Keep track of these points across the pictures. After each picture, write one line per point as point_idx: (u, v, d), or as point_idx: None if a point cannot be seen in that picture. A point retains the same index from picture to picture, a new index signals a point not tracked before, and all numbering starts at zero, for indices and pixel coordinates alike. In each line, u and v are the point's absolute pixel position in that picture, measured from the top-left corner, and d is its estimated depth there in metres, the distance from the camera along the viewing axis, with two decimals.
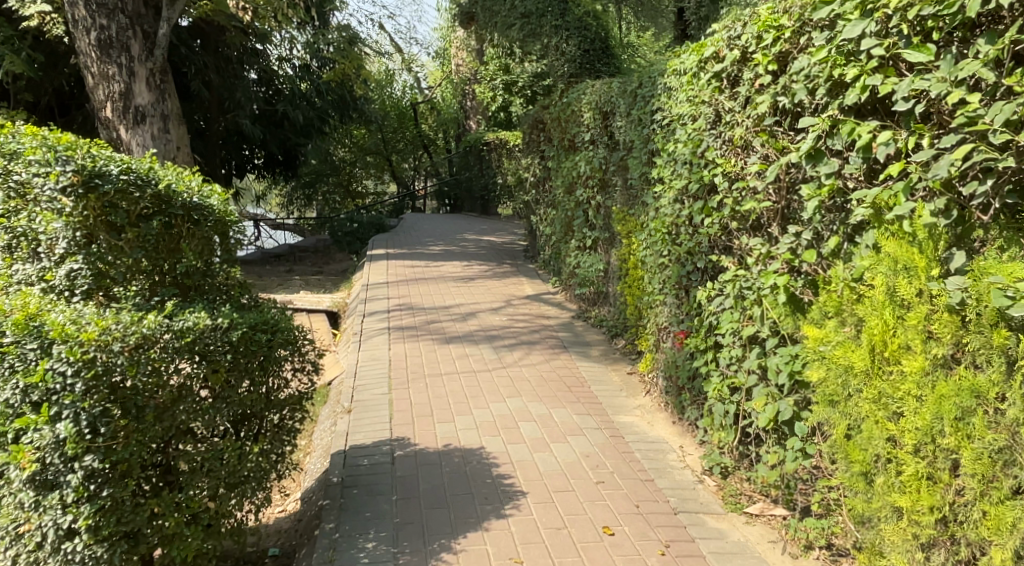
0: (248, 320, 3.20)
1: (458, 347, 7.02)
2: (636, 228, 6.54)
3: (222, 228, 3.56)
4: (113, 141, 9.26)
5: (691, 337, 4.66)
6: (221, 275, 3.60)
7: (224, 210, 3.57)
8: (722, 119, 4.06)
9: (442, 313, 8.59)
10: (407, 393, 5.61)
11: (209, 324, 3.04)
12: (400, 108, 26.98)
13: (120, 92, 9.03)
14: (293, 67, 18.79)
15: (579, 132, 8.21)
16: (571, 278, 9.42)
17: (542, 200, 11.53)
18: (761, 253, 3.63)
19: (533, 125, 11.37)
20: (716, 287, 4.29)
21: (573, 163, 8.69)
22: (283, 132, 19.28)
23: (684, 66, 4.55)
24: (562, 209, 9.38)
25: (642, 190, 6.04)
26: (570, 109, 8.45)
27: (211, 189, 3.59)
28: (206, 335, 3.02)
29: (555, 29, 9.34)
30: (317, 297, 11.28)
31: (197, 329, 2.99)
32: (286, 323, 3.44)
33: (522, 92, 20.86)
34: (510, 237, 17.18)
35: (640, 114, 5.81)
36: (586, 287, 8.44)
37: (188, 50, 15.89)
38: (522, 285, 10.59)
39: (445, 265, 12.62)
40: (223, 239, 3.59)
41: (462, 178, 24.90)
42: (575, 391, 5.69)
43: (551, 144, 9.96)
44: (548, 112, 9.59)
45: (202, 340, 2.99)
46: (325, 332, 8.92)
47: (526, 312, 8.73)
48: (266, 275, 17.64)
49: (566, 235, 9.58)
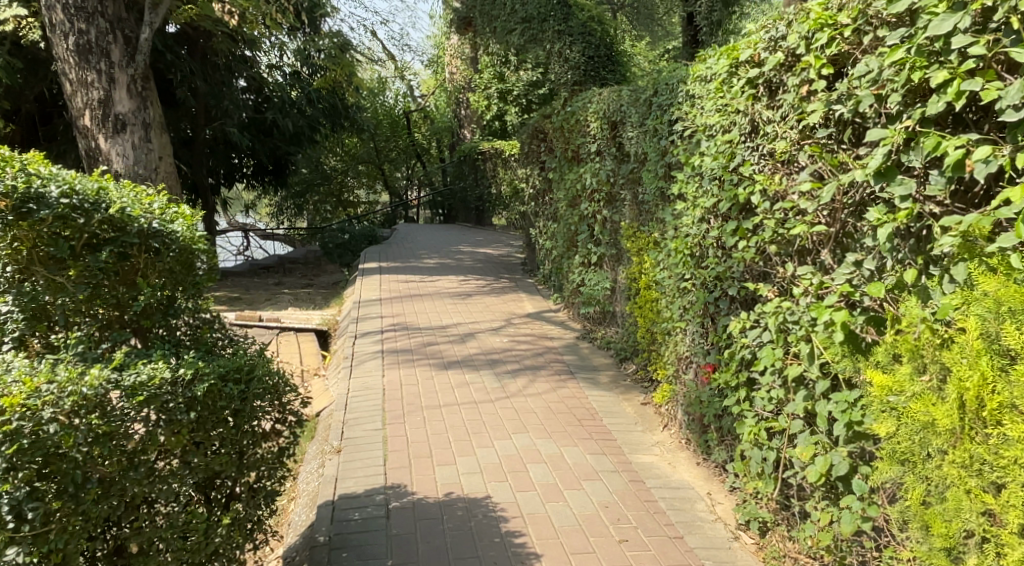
0: (216, 370, 2.80)
1: (456, 373, 6.54)
2: (650, 246, 6.08)
3: (189, 256, 3.15)
4: (90, 153, 8.04)
5: (719, 371, 4.20)
6: (186, 311, 3.17)
7: (190, 237, 3.14)
8: (760, 131, 3.62)
9: (439, 334, 8.09)
10: (403, 428, 5.12)
11: (167, 377, 2.65)
12: (393, 117, 26.48)
13: (98, 101, 7.84)
14: (283, 74, 18.35)
15: (585, 143, 7.78)
16: (575, 296, 8.97)
17: (542, 213, 11.09)
18: (813, 283, 3.16)
19: (532, 135, 10.92)
20: (750, 318, 3.83)
21: (577, 176, 8.24)
22: (273, 141, 18.81)
23: (712, 71, 4.12)
24: (565, 223, 8.94)
25: (658, 205, 5.58)
26: (575, 118, 8.00)
27: (174, 214, 3.17)
28: (164, 392, 2.62)
29: (558, 34, 8.92)
30: (307, 315, 10.78)
31: (153, 384, 2.60)
32: (263, 368, 3.04)
33: (517, 100, 20.74)
34: (506, 249, 16.72)
35: (656, 124, 5.37)
36: (591, 307, 7.99)
37: (175, 56, 15.55)
38: (521, 302, 10.12)
39: (440, 280, 12.12)
40: (189, 272, 3.16)
41: (456, 188, 24.44)
42: (586, 425, 5.22)
43: (553, 155, 9.52)
44: (550, 121, 9.14)
45: (158, 396, 2.60)
46: (313, 354, 8.41)
47: (527, 332, 8.26)
48: (255, 288, 17.11)
49: (569, 250, 9.13)
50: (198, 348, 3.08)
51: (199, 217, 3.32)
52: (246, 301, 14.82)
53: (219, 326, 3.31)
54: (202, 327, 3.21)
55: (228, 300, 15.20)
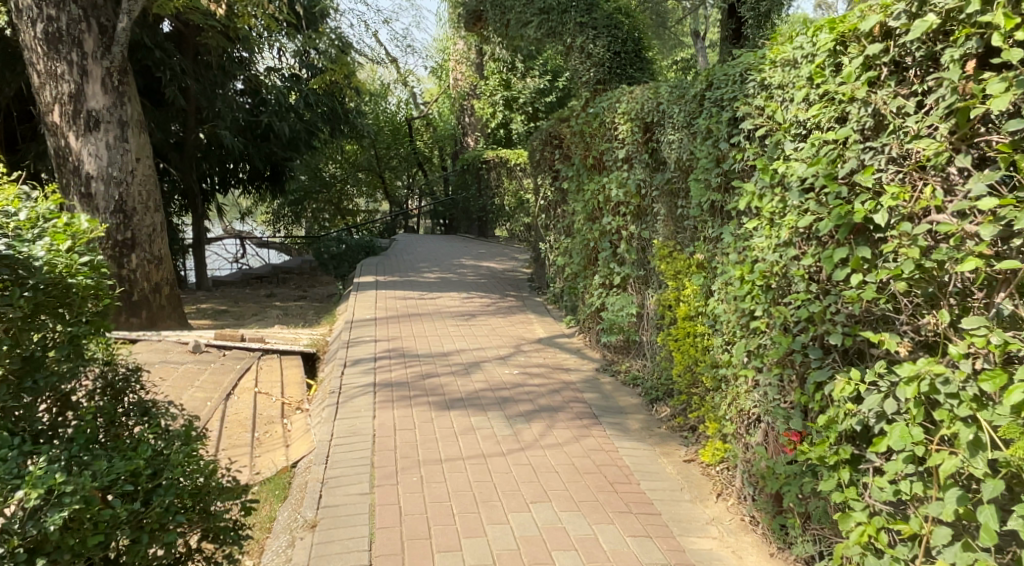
0: (100, 484, 2.45)
1: (459, 416, 5.58)
2: (695, 269, 5.09)
3: (69, 299, 2.82)
4: (63, 147, 10.17)
5: (810, 442, 3.23)
6: (66, 371, 2.80)
7: (65, 264, 2.79)
8: (885, 126, 2.71)
9: (440, 363, 7.11)
10: (395, 492, 4.15)
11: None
12: (395, 124, 25.50)
13: (68, 93, 9.94)
14: (281, 78, 17.40)
15: (608, 150, 6.83)
16: (594, 322, 7.97)
17: (554, 227, 10.10)
18: (991, 342, 2.20)
19: (544, 142, 9.95)
20: (862, 377, 2.87)
21: (600, 186, 7.25)
22: (268, 145, 17.93)
23: (806, 51, 3.18)
24: (582, 239, 7.97)
25: (712, 223, 4.61)
26: (601, 120, 6.98)
27: (43, 233, 2.84)
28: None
29: (580, 27, 7.97)
30: (295, 334, 9.83)
31: None
32: (173, 468, 2.78)
33: (523, 108, 21.20)
34: (512, 263, 15.73)
35: (710, 124, 4.40)
36: (614, 335, 7.00)
37: (164, 53, 14.83)
38: (531, 325, 9.15)
39: (441, 297, 11.12)
40: (76, 317, 2.86)
41: (458, 198, 23.32)
42: (622, 493, 4.24)
43: (570, 163, 8.54)
44: (568, 125, 8.20)
45: None
46: (296, 383, 7.45)
47: (540, 362, 7.27)
48: (244, 300, 16.16)
49: (586, 270, 8.14)
50: (80, 442, 2.69)
51: (81, 235, 2.99)
52: (232, 315, 13.86)
53: (136, 381, 3.18)
54: (109, 388, 3.07)
55: (213, 314, 14.26)
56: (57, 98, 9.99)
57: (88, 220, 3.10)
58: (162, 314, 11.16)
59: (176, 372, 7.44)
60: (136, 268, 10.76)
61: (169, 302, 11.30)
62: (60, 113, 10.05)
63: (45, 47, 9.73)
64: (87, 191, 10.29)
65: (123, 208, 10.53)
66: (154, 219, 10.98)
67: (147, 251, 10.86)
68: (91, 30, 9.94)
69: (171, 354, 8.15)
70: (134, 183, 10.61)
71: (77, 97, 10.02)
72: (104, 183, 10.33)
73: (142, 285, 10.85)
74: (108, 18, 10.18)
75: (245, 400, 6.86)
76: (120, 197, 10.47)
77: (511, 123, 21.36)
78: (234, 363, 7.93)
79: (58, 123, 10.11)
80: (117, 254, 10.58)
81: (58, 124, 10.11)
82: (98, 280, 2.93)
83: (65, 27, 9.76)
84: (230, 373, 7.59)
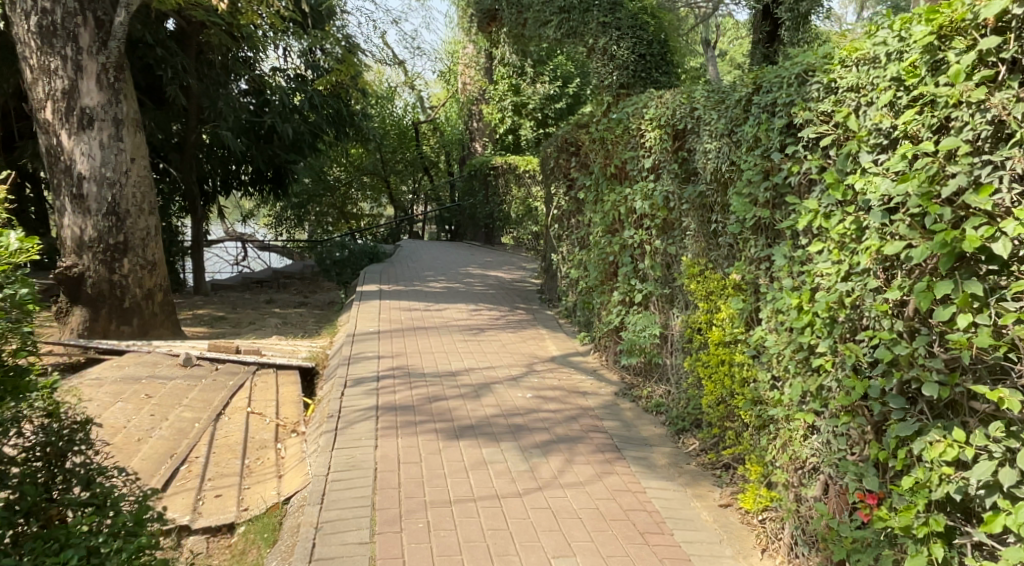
0: None
1: (469, 447, 5.11)
2: (732, 292, 4.63)
3: None
4: (56, 146, 9.80)
5: (890, 507, 2.76)
6: None
7: None
8: (1005, 131, 2.29)
9: (448, 385, 6.63)
10: (399, 542, 3.71)
11: None
12: (401, 128, 25.09)
13: (62, 89, 9.60)
14: (286, 79, 16.99)
15: (631, 159, 6.37)
16: (612, 341, 7.48)
17: (567, 238, 9.62)
18: None
19: (559, 149, 9.48)
20: (964, 437, 2.41)
21: (622, 197, 6.75)
22: (271, 147, 17.52)
23: (892, 45, 2.74)
24: (599, 253, 7.48)
25: (758, 242, 4.13)
26: (624, 126, 6.51)
27: None
28: None
29: (603, 27, 7.53)
30: (293, 347, 9.37)
31: None
32: None
33: (532, 114, 20.92)
34: (520, 273, 15.23)
35: (758, 131, 3.93)
36: (635, 357, 6.50)
37: (166, 50, 14.55)
38: (543, 341, 8.66)
39: (447, 309, 10.63)
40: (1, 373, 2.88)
41: (465, 205, 22.67)
42: (655, 547, 3.77)
43: (587, 171, 8.05)
44: (586, 131, 7.75)
45: None
46: (292, 403, 7.01)
47: (554, 385, 6.78)
48: (243, 307, 15.69)
49: (604, 285, 7.62)
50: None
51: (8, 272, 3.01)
52: (230, 323, 13.42)
53: (83, 438, 3.35)
54: (52, 448, 3.20)
55: (210, 321, 13.83)
56: (50, 94, 9.66)
57: (16, 240, 3.13)
58: (155, 322, 10.71)
59: (164, 389, 7.00)
60: (127, 273, 10.33)
61: (162, 309, 10.86)
62: (54, 110, 9.71)
63: (39, 40, 9.46)
64: (79, 191, 9.91)
65: (116, 210, 10.13)
66: (149, 222, 10.56)
67: (140, 256, 10.44)
68: (87, 24, 9.63)
69: (161, 369, 7.71)
70: (128, 184, 10.21)
71: (71, 94, 9.67)
72: (96, 184, 9.95)
73: (135, 291, 10.42)
74: (106, 12, 9.85)
75: (236, 421, 6.43)
76: (113, 199, 10.07)
77: (520, 130, 21.05)
78: (227, 380, 7.49)
79: (50, 120, 9.75)
80: (109, 258, 10.16)
81: (50, 121, 9.76)
82: (17, 320, 2.99)
83: (60, 21, 9.48)
84: (222, 391, 7.16)
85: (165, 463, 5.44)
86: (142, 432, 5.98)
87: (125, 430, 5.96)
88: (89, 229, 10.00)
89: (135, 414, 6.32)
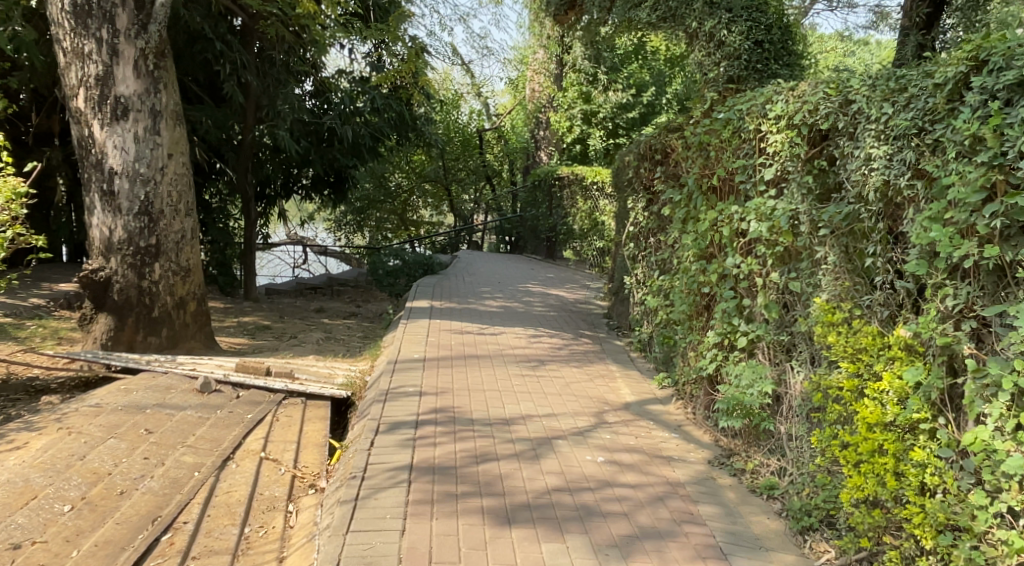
0: None
1: (523, 541, 3.89)
2: (902, 356, 3.42)
3: None
4: (87, 137, 8.94)
5: None
6: None
7: None
8: None
9: (501, 438, 5.41)
10: None
11: None
12: (465, 135, 24.12)
13: (96, 75, 8.76)
14: (350, 81, 15.91)
15: (739, 167, 5.01)
16: (710, 401, 5.95)
17: (645, 260, 8.30)
18: None
19: (639, 157, 8.10)
20: None
21: (725, 215, 5.37)
22: (330, 151, 16.60)
23: None
24: (688, 281, 6.16)
25: (962, 293, 3.02)
26: (734, 127, 5.11)
27: None
28: None
29: (711, 9, 6.75)
30: (329, 371, 8.30)
31: None
32: None
33: (602, 123, 19.59)
34: (584, 293, 13.86)
35: (986, 131, 2.83)
36: (736, 420, 5.13)
37: (225, 45, 13.84)
38: (613, 380, 7.37)
39: (503, 334, 9.41)
40: None
41: (527, 216, 21.35)
42: None
43: (676, 183, 6.72)
44: (678, 133, 6.46)
45: None
46: (316, 447, 5.91)
47: (631, 444, 5.50)
48: (290, 316, 14.77)
49: (693, 322, 6.22)
50: None
51: None
52: (272, 335, 12.52)
53: None
54: None
55: (253, 330, 12.95)
56: (83, 80, 8.82)
57: None
58: (185, 333, 9.82)
59: (168, 423, 5.95)
60: (158, 279, 9.42)
61: (195, 320, 9.97)
62: (86, 97, 8.86)
63: (74, 21, 8.65)
64: (109, 188, 9.04)
65: (149, 210, 9.24)
66: (184, 224, 9.67)
67: (173, 261, 9.53)
68: (125, 4, 8.77)
69: (173, 395, 6.70)
70: (163, 182, 9.32)
71: (105, 81, 8.82)
72: (129, 180, 9.07)
73: (165, 299, 9.52)
74: None
75: (246, 470, 5.34)
76: (146, 197, 9.17)
77: (589, 139, 19.67)
78: (245, 414, 6.43)
79: (82, 109, 8.90)
80: (139, 262, 9.25)
81: (82, 110, 8.91)
82: None
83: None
84: (235, 428, 6.06)
85: (144, 531, 4.33)
86: (128, 482, 4.91)
87: (107, 480, 4.89)
88: (119, 230, 9.12)
89: (124, 457, 5.25)
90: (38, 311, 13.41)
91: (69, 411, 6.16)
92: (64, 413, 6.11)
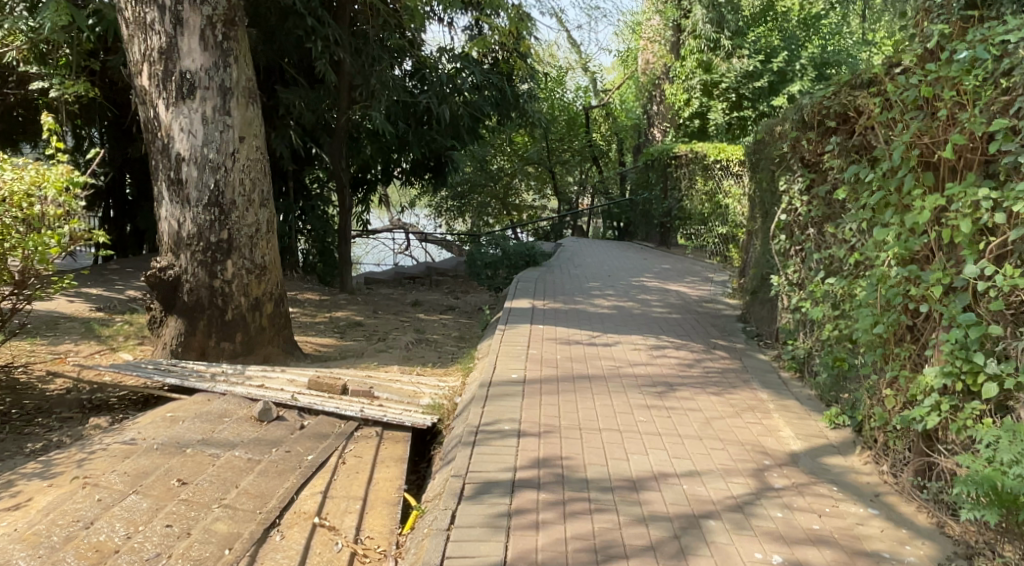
0: None
1: None
2: None
3: None
4: (152, 120, 8.00)
5: None
6: None
7: None
8: None
9: (631, 514, 3.91)
10: None
11: None
12: (571, 113, 22.65)
13: (159, 49, 7.78)
14: (451, 59, 14.50)
15: (999, 130, 3.53)
16: (926, 464, 4.18)
17: (802, 258, 6.58)
18: None
19: (799, 125, 6.39)
20: None
21: (967, 202, 3.66)
22: (428, 132, 15.32)
23: None
24: (883, 292, 4.46)
25: None
26: (987, 70, 3.60)
27: None
28: None
29: None
30: (415, 388, 6.99)
31: None
32: None
33: (725, 94, 17.69)
34: (709, 289, 12.12)
35: None
36: (989, 513, 3.37)
37: (318, 21, 12.56)
38: (768, 414, 5.73)
39: (619, 344, 7.89)
40: None
41: (637, 199, 19.63)
42: None
43: (862, 157, 5.03)
44: (871, 88, 4.78)
45: None
46: (390, 508, 4.62)
47: (818, 528, 3.88)
48: (384, 311, 13.68)
49: (889, 349, 4.48)
50: None
51: None
52: (363, 334, 11.41)
53: None
54: None
55: (344, 328, 11.88)
56: (147, 54, 7.87)
57: None
58: (262, 338, 8.75)
59: (209, 470, 4.75)
60: (231, 278, 8.37)
61: (272, 322, 8.89)
62: (150, 75, 7.91)
63: None
64: (177, 176, 8.07)
65: (220, 201, 8.19)
66: (259, 216, 8.54)
67: (246, 258, 8.44)
68: None
69: (226, 427, 5.53)
70: (234, 169, 8.23)
71: (169, 54, 7.82)
72: (197, 167, 8.05)
73: (239, 301, 8.47)
74: None
75: (297, 542, 4.11)
76: (217, 186, 8.13)
77: (710, 113, 17.78)
78: (306, 454, 5.19)
79: (147, 88, 7.96)
80: (209, 260, 8.23)
81: (147, 89, 7.97)
82: None
83: None
84: (289, 477, 4.81)
85: None
86: None
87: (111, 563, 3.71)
88: (188, 223, 8.14)
89: (142, 525, 4.05)
90: (132, 304, 12.78)
91: (98, 448, 5.04)
92: (93, 450, 5.00)
